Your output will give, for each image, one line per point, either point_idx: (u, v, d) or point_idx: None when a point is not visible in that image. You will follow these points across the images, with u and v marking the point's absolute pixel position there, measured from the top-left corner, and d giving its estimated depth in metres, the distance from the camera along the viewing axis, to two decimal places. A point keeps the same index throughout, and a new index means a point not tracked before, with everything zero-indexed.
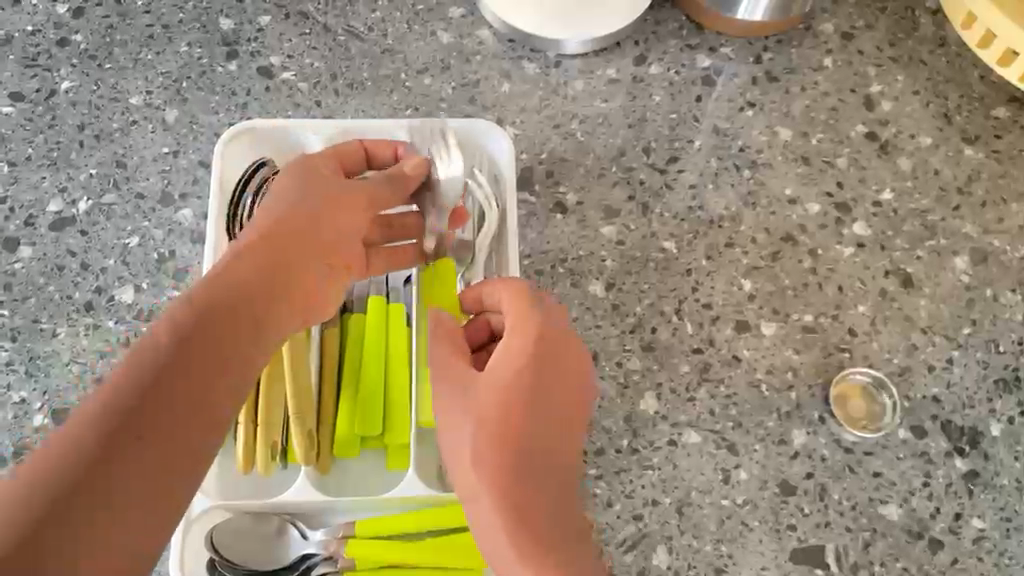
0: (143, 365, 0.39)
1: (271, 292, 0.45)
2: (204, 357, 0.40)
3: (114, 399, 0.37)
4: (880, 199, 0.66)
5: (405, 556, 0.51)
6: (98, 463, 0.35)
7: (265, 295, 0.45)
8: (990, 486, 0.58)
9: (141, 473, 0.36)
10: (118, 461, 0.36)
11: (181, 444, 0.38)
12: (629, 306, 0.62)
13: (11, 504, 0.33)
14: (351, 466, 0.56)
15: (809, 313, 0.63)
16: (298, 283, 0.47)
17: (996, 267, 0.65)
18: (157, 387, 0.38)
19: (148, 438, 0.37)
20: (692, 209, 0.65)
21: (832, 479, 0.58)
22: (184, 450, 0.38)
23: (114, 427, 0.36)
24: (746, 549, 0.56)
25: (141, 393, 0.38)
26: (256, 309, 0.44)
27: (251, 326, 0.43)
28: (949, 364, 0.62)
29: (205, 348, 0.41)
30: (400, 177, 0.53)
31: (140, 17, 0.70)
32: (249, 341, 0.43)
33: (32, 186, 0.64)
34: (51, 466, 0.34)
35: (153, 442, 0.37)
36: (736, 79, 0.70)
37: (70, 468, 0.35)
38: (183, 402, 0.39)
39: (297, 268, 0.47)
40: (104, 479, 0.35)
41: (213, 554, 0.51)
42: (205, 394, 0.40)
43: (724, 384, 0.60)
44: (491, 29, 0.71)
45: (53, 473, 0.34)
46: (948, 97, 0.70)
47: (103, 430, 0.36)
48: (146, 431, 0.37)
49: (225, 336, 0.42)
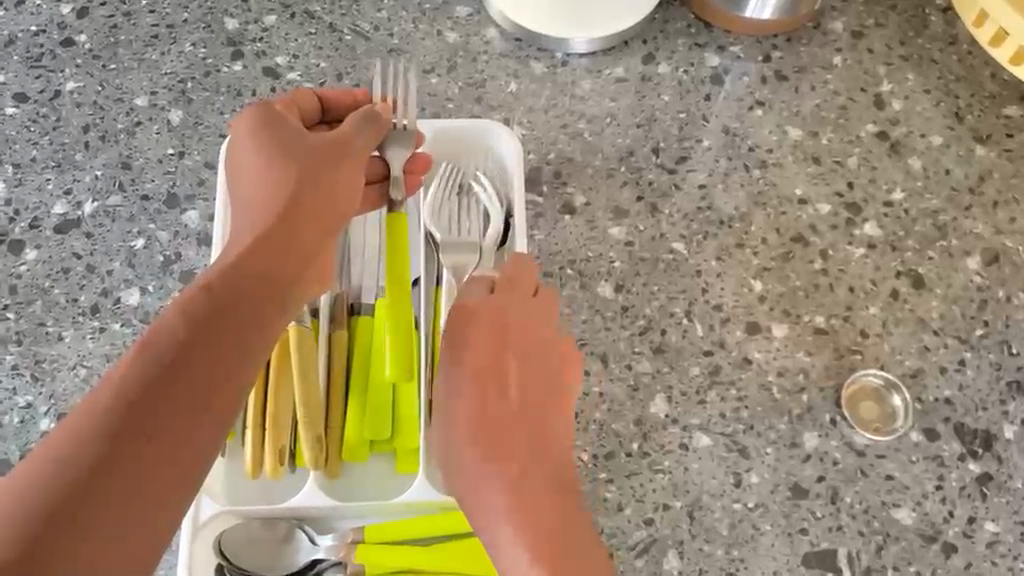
0: (153, 353, 0.38)
1: (274, 271, 0.45)
2: (213, 340, 0.40)
3: (122, 388, 0.37)
4: (891, 199, 0.66)
5: (418, 562, 0.51)
6: (105, 459, 0.35)
7: (268, 274, 0.45)
8: (1003, 489, 0.58)
9: (150, 467, 0.36)
10: (128, 453, 0.36)
11: (190, 432, 0.38)
12: (639, 308, 0.61)
13: (15, 499, 0.33)
14: (360, 471, 0.55)
15: (821, 315, 0.62)
16: (298, 261, 0.47)
17: (1009, 267, 0.64)
18: (164, 378, 0.38)
19: (158, 429, 0.37)
20: (701, 210, 0.65)
21: (844, 483, 0.58)
22: (192, 440, 0.38)
23: (122, 421, 0.36)
24: (758, 552, 0.56)
25: (151, 381, 0.37)
26: (262, 294, 0.44)
27: (256, 308, 0.43)
28: (961, 366, 0.61)
29: (213, 331, 0.41)
30: (365, 138, 0.53)
31: (144, 17, 0.69)
32: (253, 320, 0.43)
33: (36, 188, 0.63)
34: (58, 463, 0.34)
35: (163, 432, 0.37)
36: (746, 78, 0.69)
37: (77, 466, 0.34)
38: (193, 387, 0.38)
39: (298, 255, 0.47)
40: (112, 473, 0.35)
41: (222, 561, 0.52)
42: (214, 377, 0.40)
43: (735, 386, 0.59)
44: (498, 28, 0.70)
45: (59, 472, 0.34)
46: (959, 95, 0.70)
47: (112, 423, 0.36)
48: (155, 420, 0.37)
49: (231, 319, 0.42)
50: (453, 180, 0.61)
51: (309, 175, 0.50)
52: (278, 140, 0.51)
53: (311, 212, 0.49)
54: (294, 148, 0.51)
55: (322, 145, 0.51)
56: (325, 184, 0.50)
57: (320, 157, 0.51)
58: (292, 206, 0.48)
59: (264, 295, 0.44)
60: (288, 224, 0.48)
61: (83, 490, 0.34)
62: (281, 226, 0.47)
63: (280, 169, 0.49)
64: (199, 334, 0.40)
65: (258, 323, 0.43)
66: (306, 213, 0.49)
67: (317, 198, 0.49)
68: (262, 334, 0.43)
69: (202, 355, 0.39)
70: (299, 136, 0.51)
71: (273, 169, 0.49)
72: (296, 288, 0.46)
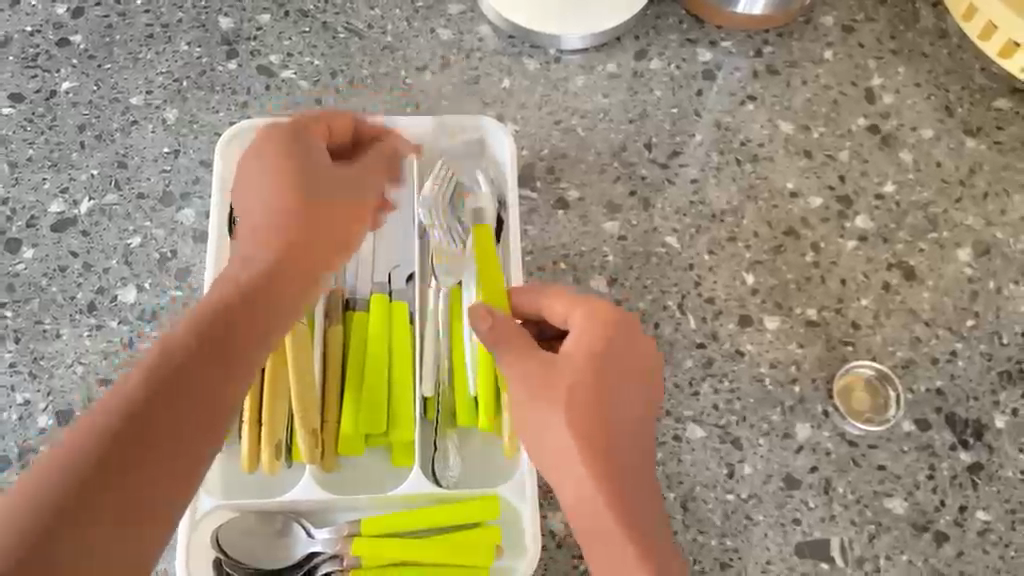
0: (162, 365, 0.38)
1: (274, 299, 0.44)
2: (205, 370, 0.39)
3: (132, 397, 0.36)
4: (882, 191, 0.66)
5: (413, 555, 0.51)
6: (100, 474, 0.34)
7: (263, 309, 0.44)
8: (994, 478, 0.58)
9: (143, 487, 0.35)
10: (121, 471, 0.34)
11: (174, 464, 0.37)
12: (632, 301, 0.62)
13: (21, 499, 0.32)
14: (354, 465, 0.56)
15: (812, 307, 0.63)
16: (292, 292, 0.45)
17: (999, 259, 0.65)
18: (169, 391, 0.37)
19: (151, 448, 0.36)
20: (693, 204, 0.65)
21: (836, 473, 0.58)
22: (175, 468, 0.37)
23: (130, 429, 0.35)
24: (751, 543, 0.56)
25: (158, 393, 0.37)
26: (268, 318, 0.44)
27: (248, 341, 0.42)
28: (952, 356, 0.62)
29: (211, 359, 0.40)
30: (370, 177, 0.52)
31: (139, 17, 0.70)
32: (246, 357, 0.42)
33: (33, 187, 0.64)
34: (55, 470, 0.33)
35: (166, 445, 0.36)
36: (737, 73, 0.70)
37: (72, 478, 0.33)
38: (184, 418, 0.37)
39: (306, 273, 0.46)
40: (107, 494, 0.34)
41: (219, 554, 0.52)
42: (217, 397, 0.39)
43: (728, 378, 0.60)
44: (491, 25, 0.71)
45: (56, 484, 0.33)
46: (949, 89, 0.70)
47: (115, 434, 0.35)
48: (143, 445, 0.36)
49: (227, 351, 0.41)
50: (450, 174, 0.61)
51: (321, 200, 0.48)
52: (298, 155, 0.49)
53: (315, 240, 0.47)
54: (312, 167, 0.49)
55: (336, 174, 0.50)
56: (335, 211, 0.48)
57: (333, 182, 0.49)
58: (297, 232, 0.47)
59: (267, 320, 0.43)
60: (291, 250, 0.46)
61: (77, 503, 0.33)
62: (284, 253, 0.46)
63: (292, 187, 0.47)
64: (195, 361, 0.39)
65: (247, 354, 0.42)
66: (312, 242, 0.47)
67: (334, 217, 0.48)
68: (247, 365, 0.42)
69: (204, 372, 0.39)
70: (318, 157, 0.50)
71: (286, 186, 0.47)
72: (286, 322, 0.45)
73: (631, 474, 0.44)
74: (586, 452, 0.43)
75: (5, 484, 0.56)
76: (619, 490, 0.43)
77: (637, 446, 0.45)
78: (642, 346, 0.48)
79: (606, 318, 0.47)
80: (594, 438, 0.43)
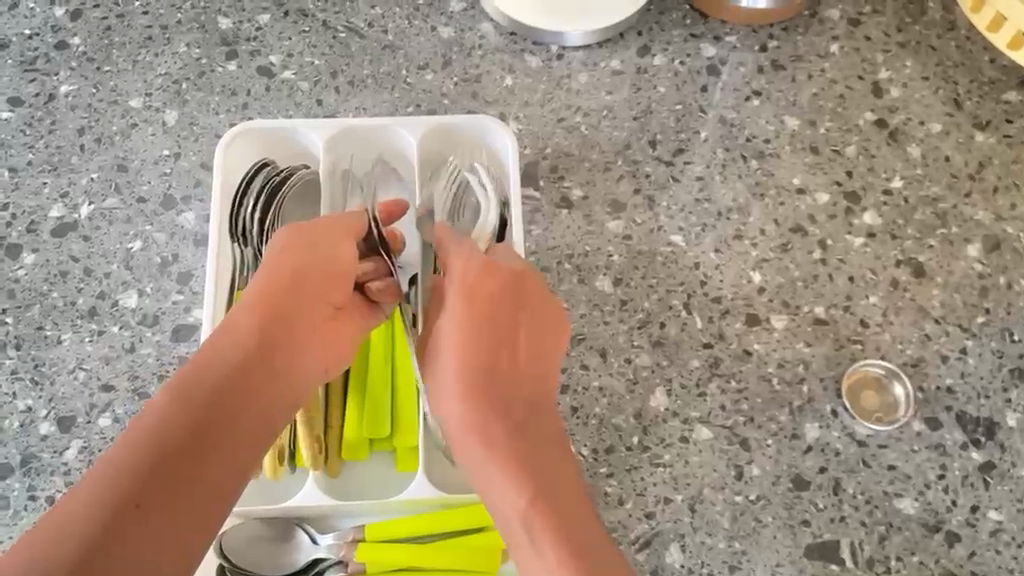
0: (183, 412, 0.39)
1: (277, 353, 0.44)
2: (223, 428, 0.40)
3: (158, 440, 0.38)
4: (890, 186, 0.65)
5: (420, 561, 0.51)
6: (111, 528, 0.34)
7: (268, 377, 0.43)
8: (1007, 477, 0.58)
9: (153, 544, 0.35)
10: (132, 523, 0.35)
11: (180, 526, 0.36)
12: (638, 301, 0.61)
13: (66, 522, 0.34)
14: (360, 468, 0.55)
15: (820, 305, 0.62)
16: (299, 363, 0.45)
17: (1010, 254, 0.64)
18: (192, 442, 0.39)
19: (156, 505, 0.36)
20: (699, 201, 0.65)
21: (846, 473, 0.57)
22: (197, 528, 0.37)
23: (151, 472, 0.37)
24: (760, 545, 0.56)
25: (178, 440, 0.38)
26: (276, 376, 0.44)
27: (253, 404, 0.42)
28: (962, 354, 0.61)
29: (216, 424, 0.40)
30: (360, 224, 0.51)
31: (138, 19, 0.69)
32: (249, 421, 0.41)
33: (33, 192, 0.63)
34: (65, 528, 0.33)
35: (188, 484, 0.37)
36: (742, 68, 0.69)
37: (78, 542, 0.33)
38: (197, 485, 0.38)
39: (308, 325, 0.46)
40: (116, 549, 0.34)
41: (222, 560, 0.52)
42: (227, 446, 0.40)
43: (735, 378, 0.59)
44: (492, 22, 0.70)
45: (61, 548, 0.33)
46: (958, 82, 0.69)
47: (138, 472, 0.36)
48: (158, 507, 0.36)
49: (234, 417, 0.41)
50: (457, 173, 0.60)
51: (318, 262, 0.48)
52: (307, 228, 0.49)
53: (316, 314, 0.47)
54: (309, 240, 0.48)
55: (342, 238, 0.49)
56: (343, 276, 0.49)
57: (340, 247, 0.49)
58: (295, 299, 0.46)
59: (277, 372, 0.44)
60: (290, 317, 0.46)
61: (109, 534, 0.34)
62: (283, 314, 0.46)
63: (297, 259, 0.47)
64: (199, 428, 0.39)
65: (261, 419, 0.42)
66: (318, 310, 0.47)
67: (331, 269, 0.48)
68: (264, 435, 0.42)
69: (215, 421, 0.40)
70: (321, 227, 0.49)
71: (289, 257, 0.47)
72: (304, 400, 0.45)
73: (530, 433, 0.44)
74: (498, 436, 0.43)
75: (6, 492, 0.56)
76: (513, 444, 0.43)
77: (532, 412, 0.45)
78: (549, 315, 0.50)
79: (515, 304, 0.48)
80: (503, 428, 0.44)
